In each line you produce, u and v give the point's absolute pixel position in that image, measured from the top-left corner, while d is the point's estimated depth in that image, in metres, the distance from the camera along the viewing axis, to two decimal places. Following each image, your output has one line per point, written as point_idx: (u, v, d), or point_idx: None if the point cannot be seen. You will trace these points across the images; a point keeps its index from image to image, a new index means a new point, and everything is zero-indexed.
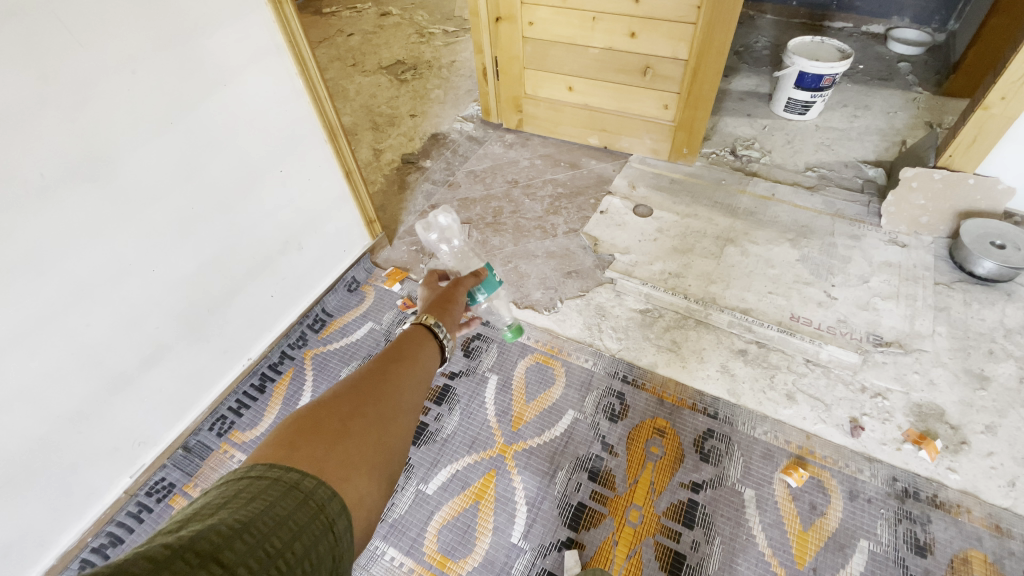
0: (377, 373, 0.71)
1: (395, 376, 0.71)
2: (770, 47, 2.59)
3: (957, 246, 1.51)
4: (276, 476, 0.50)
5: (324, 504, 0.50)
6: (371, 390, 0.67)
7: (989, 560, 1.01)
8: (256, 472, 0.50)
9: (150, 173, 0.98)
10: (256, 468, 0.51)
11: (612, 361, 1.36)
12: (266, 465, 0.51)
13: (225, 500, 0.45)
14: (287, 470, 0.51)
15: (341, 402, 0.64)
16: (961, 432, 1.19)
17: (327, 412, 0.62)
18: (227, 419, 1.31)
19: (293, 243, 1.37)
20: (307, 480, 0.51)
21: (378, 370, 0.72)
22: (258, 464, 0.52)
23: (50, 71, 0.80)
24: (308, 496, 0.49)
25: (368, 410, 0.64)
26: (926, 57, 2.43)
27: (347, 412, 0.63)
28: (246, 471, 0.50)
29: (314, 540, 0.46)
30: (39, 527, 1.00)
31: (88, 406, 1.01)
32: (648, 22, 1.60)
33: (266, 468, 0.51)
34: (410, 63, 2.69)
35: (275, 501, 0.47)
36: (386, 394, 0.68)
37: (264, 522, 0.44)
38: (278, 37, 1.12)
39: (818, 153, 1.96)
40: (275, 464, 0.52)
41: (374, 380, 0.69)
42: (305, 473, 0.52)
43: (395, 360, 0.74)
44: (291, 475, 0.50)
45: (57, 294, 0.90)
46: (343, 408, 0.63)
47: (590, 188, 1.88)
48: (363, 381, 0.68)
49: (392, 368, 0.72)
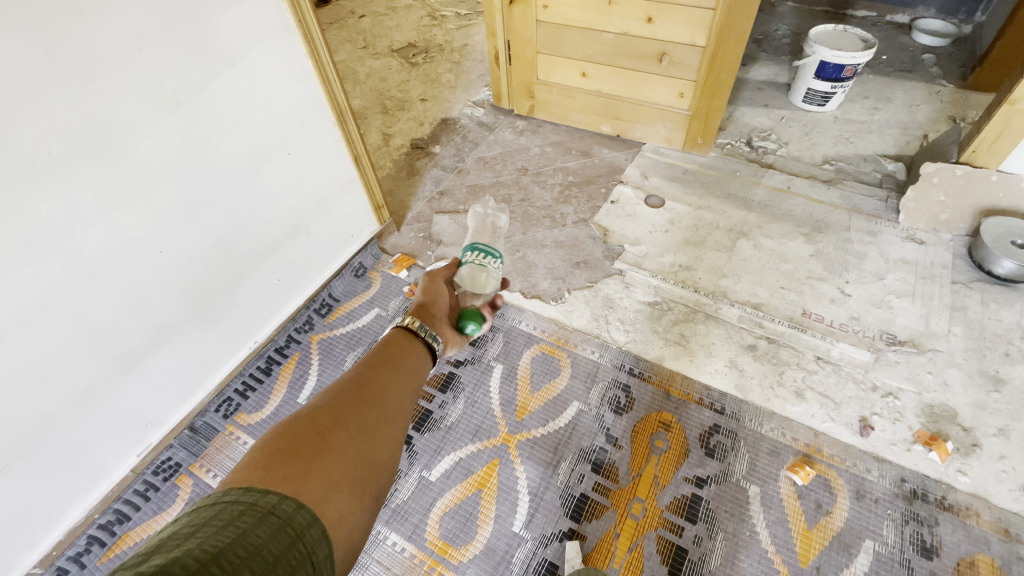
0: (362, 379, 0.72)
1: (378, 384, 0.72)
2: (790, 35, 2.53)
3: (977, 245, 1.47)
4: (252, 500, 0.49)
5: (303, 531, 0.49)
6: (351, 401, 0.67)
7: (997, 564, 0.99)
8: (232, 495, 0.49)
9: (158, 155, 0.97)
10: (231, 492, 0.50)
11: (618, 353, 1.35)
12: (243, 488, 0.51)
13: (196, 528, 0.45)
14: (266, 493, 0.51)
15: (320, 414, 0.64)
16: (974, 435, 1.16)
17: (305, 426, 0.61)
18: (233, 401, 1.31)
19: (301, 227, 1.36)
20: (286, 504, 0.51)
21: (360, 376, 0.72)
22: (234, 488, 0.51)
23: (58, 46, 0.78)
24: (286, 523, 0.49)
25: (349, 422, 0.64)
26: (951, 48, 2.36)
27: (325, 426, 0.63)
28: (220, 495, 0.49)
29: (290, 570, 0.46)
30: (46, 503, 1.01)
31: (95, 386, 1.01)
32: (666, 8, 1.56)
33: (242, 492, 0.50)
34: (422, 46, 2.65)
35: (249, 529, 0.46)
36: (365, 406, 0.68)
37: (235, 556, 0.43)
38: (287, 16, 1.09)
39: (836, 146, 1.92)
40: (251, 488, 0.51)
41: (353, 390, 0.69)
42: (283, 495, 0.51)
43: (377, 364, 0.75)
44: (268, 499, 0.50)
45: (64, 274, 0.90)
46: (322, 420, 0.63)
47: (601, 177, 1.85)
48: (342, 389, 0.69)
49: (379, 373, 0.74)
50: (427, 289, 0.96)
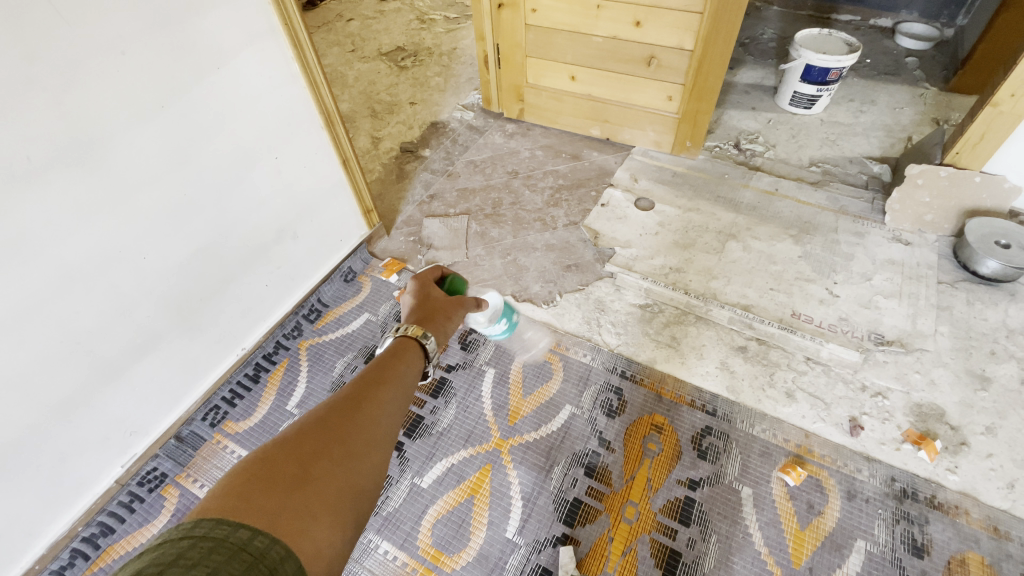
0: (352, 398, 0.69)
1: (370, 405, 0.69)
2: (776, 39, 2.56)
3: (962, 245, 1.49)
4: (222, 535, 0.46)
5: (277, 567, 0.46)
6: (339, 425, 0.65)
7: (987, 562, 1.00)
8: (200, 530, 0.46)
9: (142, 159, 0.96)
10: (201, 524, 0.47)
11: (610, 356, 1.35)
12: (214, 519, 0.48)
13: (162, 568, 0.41)
14: (238, 527, 0.48)
15: (305, 438, 0.61)
16: (962, 433, 1.18)
17: (287, 453, 0.59)
18: (220, 410, 1.29)
19: (288, 232, 1.34)
20: (259, 539, 0.47)
21: (352, 395, 0.70)
22: (204, 519, 0.48)
23: (38, 50, 0.77)
24: (259, 560, 0.46)
25: (335, 448, 0.62)
26: (933, 51, 2.40)
27: (309, 452, 0.60)
28: (189, 527, 0.46)
29: None
30: (26, 517, 0.98)
31: (78, 395, 0.99)
32: (653, 12, 1.57)
33: (212, 525, 0.47)
34: (410, 50, 2.64)
35: (219, 568, 0.43)
36: (354, 428, 0.65)
37: None
38: (273, 19, 1.08)
39: (823, 148, 1.94)
40: (223, 519, 0.48)
41: (342, 411, 0.67)
42: (257, 529, 0.48)
43: (370, 381, 0.73)
44: (240, 534, 0.47)
45: (45, 280, 0.88)
46: (306, 446, 0.60)
47: (592, 180, 1.85)
48: (331, 411, 0.66)
49: (370, 391, 0.71)
50: (418, 287, 0.95)
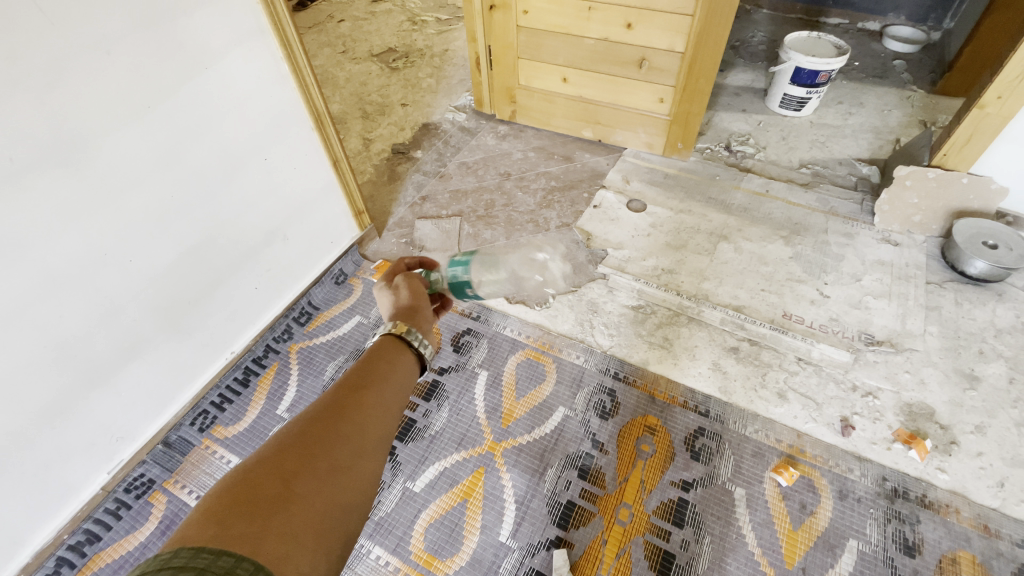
0: (335, 407, 0.67)
1: (353, 413, 0.68)
2: (766, 41, 2.58)
3: (950, 246, 1.50)
4: (203, 565, 0.45)
5: None
6: (323, 438, 0.63)
7: (978, 560, 1.01)
8: (179, 560, 0.45)
9: (127, 161, 0.94)
10: (181, 555, 0.46)
11: (603, 358, 1.35)
12: (194, 549, 0.47)
13: None
14: (220, 555, 0.47)
15: (286, 454, 0.59)
16: (951, 432, 1.19)
17: (268, 472, 0.57)
18: (209, 414, 1.27)
19: (278, 234, 1.33)
20: (242, 567, 0.46)
21: (335, 404, 0.68)
22: (183, 549, 0.47)
23: (20, 50, 0.75)
24: None
25: (319, 462, 0.60)
26: (920, 54, 2.43)
27: (291, 468, 0.58)
28: (168, 559, 0.45)
29: None
30: (9, 527, 0.96)
31: (62, 401, 0.97)
32: (645, 14, 1.57)
33: (192, 555, 0.46)
34: (402, 51, 2.63)
35: None
36: (337, 440, 0.64)
37: None
38: (261, 19, 1.07)
39: (813, 150, 1.95)
40: (203, 548, 0.47)
41: (324, 422, 0.65)
42: (240, 557, 0.47)
43: (351, 389, 0.71)
44: (222, 562, 0.46)
45: (28, 283, 0.86)
46: (287, 462, 0.59)
47: (584, 181, 1.86)
48: (313, 424, 0.64)
49: (353, 399, 0.69)
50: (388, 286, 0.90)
